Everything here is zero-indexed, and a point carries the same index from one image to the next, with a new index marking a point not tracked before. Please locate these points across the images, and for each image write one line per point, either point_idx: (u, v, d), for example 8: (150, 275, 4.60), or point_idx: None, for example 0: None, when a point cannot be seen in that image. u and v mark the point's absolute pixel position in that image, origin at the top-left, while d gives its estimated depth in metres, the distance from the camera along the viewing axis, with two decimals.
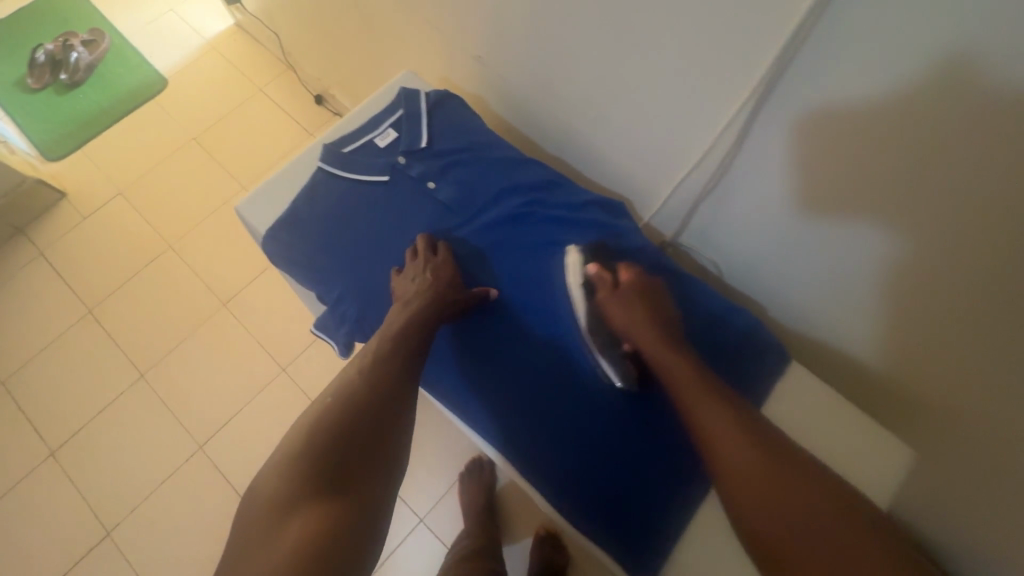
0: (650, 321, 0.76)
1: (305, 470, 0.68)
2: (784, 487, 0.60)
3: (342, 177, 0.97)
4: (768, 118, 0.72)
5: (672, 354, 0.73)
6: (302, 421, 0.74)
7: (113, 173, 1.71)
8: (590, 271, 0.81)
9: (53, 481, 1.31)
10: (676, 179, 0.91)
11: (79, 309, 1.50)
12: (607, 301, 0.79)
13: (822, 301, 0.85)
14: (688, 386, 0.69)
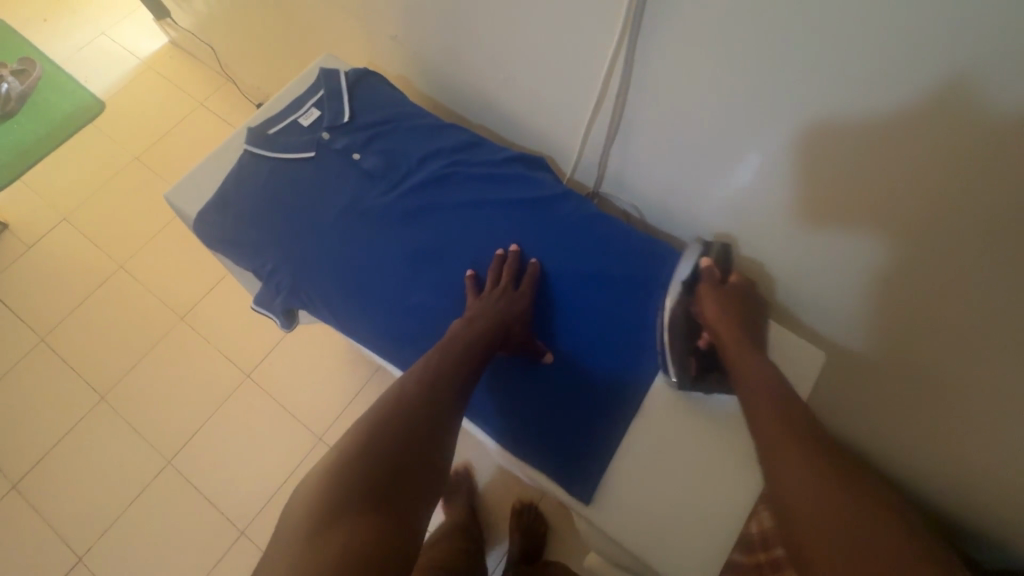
0: (744, 326, 0.65)
1: (348, 478, 0.52)
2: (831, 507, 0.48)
3: (253, 158, 0.77)
4: (665, 42, 0.66)
5: (758, 357, 0.63)
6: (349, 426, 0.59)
7: (52, 200, 1.66)
8: (704, 264, 0.69)
9: (23, 512, 1.33)
10: (585, 126, 0.84)
11: (31, 337, 1.50)
12: (708, 291, 0.67)
13: (759, 235, 0.79)
14: (767, 393, 0.59)
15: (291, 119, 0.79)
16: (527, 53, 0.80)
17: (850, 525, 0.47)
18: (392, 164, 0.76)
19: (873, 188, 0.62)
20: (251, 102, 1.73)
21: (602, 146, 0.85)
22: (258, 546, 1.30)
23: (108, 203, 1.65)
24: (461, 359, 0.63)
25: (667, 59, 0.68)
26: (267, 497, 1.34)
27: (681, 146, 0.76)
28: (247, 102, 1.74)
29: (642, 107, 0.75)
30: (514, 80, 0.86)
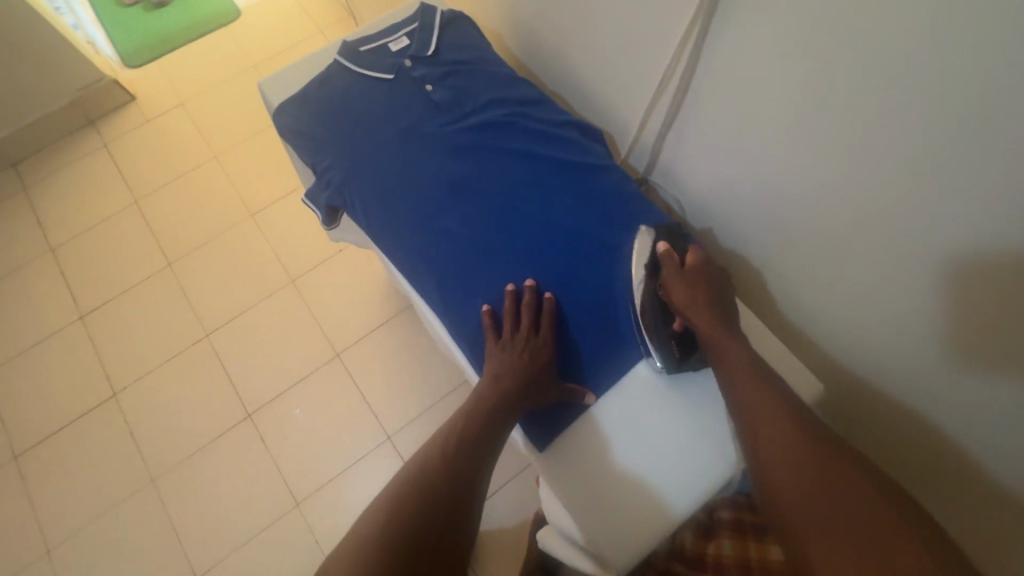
0: (713, 305, 0.69)
1: (373, 551, 0.56)
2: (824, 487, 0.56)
3: (339, 69, 0.84)
4: (736, 36, 0.67)
5: (737, 339, 0.67)
6: (375, 504, 0.63)
7: (175, 86, 1.86)
8: (660, 247, 0.72)
9: (81, 342, 1.52)
10: (649, 109, 0.85)
11: (128, 198, 1.70)
12: (669, 277, 0.70)
13: (786, 243, 0.79)
14: (751, 389, 0.64)
15: (381, 41, 0.85)
16: (612, 26, 0.82)
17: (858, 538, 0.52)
18: (459, 102, 0.81)
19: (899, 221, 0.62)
20: None
21: (658, 133, 0.87)
22: (259, 433, 1.41)
23: (219, 98, 1.83)
24: (483, 415, 0.68)
25: (735, 55, 0.69)
26: (278, 390, 1.45)
27: (732, 144, 0.77)
28: None
29: (702, 98, 0.77)
30: (592, 54, 0.89)
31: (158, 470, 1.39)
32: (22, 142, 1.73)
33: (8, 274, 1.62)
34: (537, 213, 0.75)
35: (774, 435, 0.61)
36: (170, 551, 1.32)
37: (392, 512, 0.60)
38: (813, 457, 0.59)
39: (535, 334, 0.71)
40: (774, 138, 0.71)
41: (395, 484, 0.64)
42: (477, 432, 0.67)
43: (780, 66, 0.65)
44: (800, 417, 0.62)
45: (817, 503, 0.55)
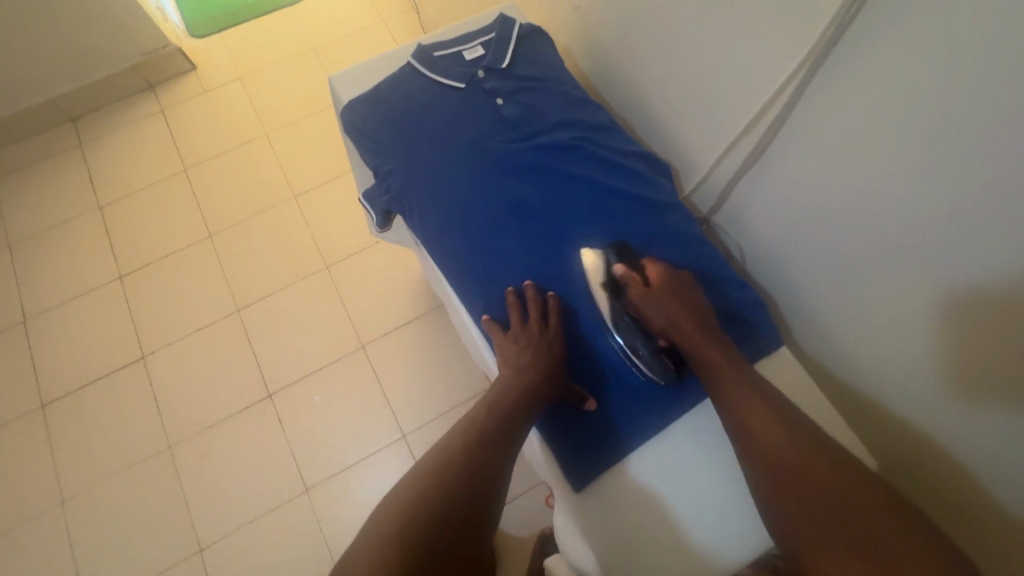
0: (690, 315, 0.68)
1: (391, 554, 0.53)
2: (811, 484, 0.58)
3: (412, 72, 0.83)
4: (838, 90, 0.64)
5: (718, 346, 0.67)
6: (390, 501, 0.60)
7: (235, 60, 1.88)
8: (616, 270, 0.70)
9: (118, 299, 1.56)
10: (722, 150, 0.83)
11: (177, 165, 1.73)
12: (638, 301, 0.68)
13: (849, 313, 0.75)
14: (745, 396, 0.64)
15: (456, 49, 0.84)
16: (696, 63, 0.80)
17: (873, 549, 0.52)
18: (528, 120, 0.79)
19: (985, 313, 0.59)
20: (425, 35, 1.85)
21: (730, 175, 0.84)
22: (277, 414, 1.43)
23: (277, 77, 1.85)
24: (504, 415, 0.66)
25: (834, 109, 0.66)
26: (300, 374, 1.46)
27: (809, 199, 0.74)
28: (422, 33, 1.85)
29: (785, 147, 0.74)
30: (673, 86, 0.87)
31: (176, 437, 1.41)
32: (84, 98, 1.77)
33: (56, 225, 1.66)
34: (595, 242, 0.74)
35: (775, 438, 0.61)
36: (177, 518, 1.34)
37: (408, 523, 0.56)
38: (819, 466, 0.58)
39: (553, 332, 0.70)
40: (858, 201, 0.68)
41: (411, 482, 0.62)
42: (499, 430, 0.65)
43: (881, 130, 0.61)
44: (789, 421, 0.62)
45: (802, 502, 0.57)
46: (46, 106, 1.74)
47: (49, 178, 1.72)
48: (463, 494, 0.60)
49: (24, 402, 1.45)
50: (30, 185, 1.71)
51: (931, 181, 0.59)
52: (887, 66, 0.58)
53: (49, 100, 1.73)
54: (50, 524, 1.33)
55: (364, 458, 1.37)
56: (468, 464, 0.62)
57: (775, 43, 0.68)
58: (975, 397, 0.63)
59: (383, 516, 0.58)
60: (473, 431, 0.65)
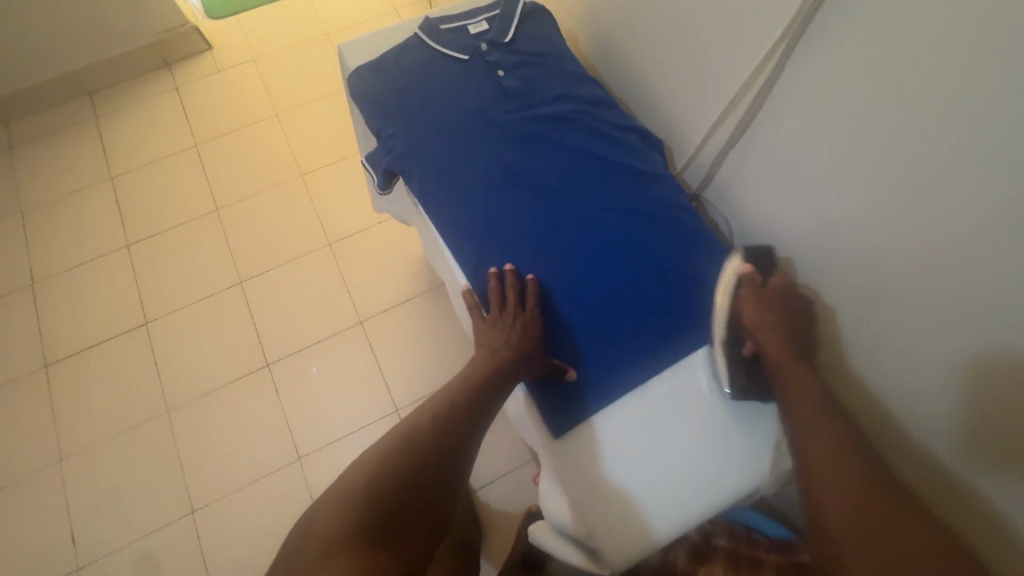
0: (787, 329, 0.68)
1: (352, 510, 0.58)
2: (855, 491, 0.59)
3: (417, 42, 0.86)
4: (819, 64, 0.67)
5: (807, 370, 0.67)
6: (363, 460, 0.66)
7: (249, 42, 1.92)
8: (740, 267, 0.71)
9: (124, 267, 1.59)
10: (711, 128, 0.86)
11: (189, 140, 1.77)
12: (743, 299, 0.70)
13: (827, 284, 0.78)
14: (806, 410, 0.65)
15: (462, 23, 0.87)
16: (690, 43, 0.83)
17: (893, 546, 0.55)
18: (527, 91, 0.82)
19: (949, 279, 0.61)
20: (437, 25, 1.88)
21: (718, 151, 0.87)
22: (273, 384, 1.45)
23: (290, 59, 1.89)
24: (475, 390, 0.70)
25: (814, 81, 0.69)
26: (298, 347, 1.49)
27: (791, 173, 0.77)
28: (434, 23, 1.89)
29: (770, 124, 0.77)
30: (667, 65, 0.90)
31: (174, 402, 1.44)
32: (102, 72, 1.82)
33: (68, 195, 1.70)
34: (585, 207, 0.76)
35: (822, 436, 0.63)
36: (171, 481, 1.36)
37: (373, 483, 0.61)
38: (850, 464, 0.61)
39: (528, 312, 0.73)
40: (836, 172, 0.70)
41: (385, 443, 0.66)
42: (469, 405, 0.69)
43: (860, 102, 0.64)
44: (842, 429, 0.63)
45: (839, 507, 0.58)
46: (65, 78, 1.78)
47: (63, 148, 1.76)
48: (417, 468, 0.63)
49: (28, 364, 1.48)
50: (45, 155, 1.75)
51: (903, 151, 0.61)
52: (863, 37, 0.61)
53: (66, 74, 1.77)
54: (47, 482, 1.36)
55: (356, 430, 1.40)
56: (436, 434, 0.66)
57: (761, 18, 0.71)
58: (936, 359, 0.65)
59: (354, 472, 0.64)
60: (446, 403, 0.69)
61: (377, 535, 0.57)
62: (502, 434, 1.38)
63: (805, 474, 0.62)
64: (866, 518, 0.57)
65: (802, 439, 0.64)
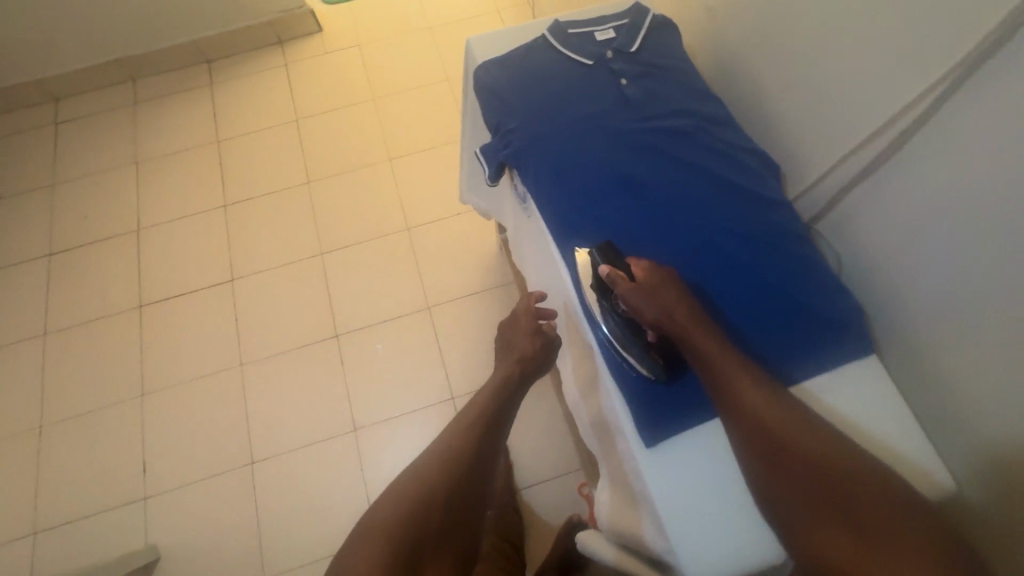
0: (670, 307, 0.70)
1: (417, 504, 0.71)
2: (794, 465, 0.62)
3: (545, 44, 0.88)
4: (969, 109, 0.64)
5: (708, 336, 0.69)
6: (419, 457, 0.78)
7: (358, 28, 2.02)
8: (603, 271, 0.72)
9: (218, 224, 1.70)
10: (834, 160, 0.83)
11: (291, 114, 1.87)
12: (627, 298, 0.70)
13: (949, 339, 0.73)
14: (724, 381, 0.67)
15: (589, 29, 0.89)
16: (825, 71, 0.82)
17: (870, 534, 0.57)
18: (650, 101, 0.83)
19: None
20: None
21: (842, 184, 0.83)
22: (340, 354, 1.51)
23: (393, 49, 1.97)
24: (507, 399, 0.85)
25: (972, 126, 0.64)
26: (367, 323, 1.55)
27: (919, 216, 0.73)
28: None
29: (904, 162, 0.74)
30: (799, 91, 0.87)
31: (248, 357, 1.52)
32: (223, 44, 1.96)
33: (179, 151, 1.83)
34: (695, 221, 0.76)
35: (750, 428, 0.65)
36: (237, 431, 1.44)
37: (432, 482, 0.73)
38: (779, 437, 0.64)
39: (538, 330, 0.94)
40: (977, 224, 0.66)
41: (438, 443, 0.79)
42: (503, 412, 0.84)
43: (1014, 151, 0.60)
44: (765, 390, 0.66)
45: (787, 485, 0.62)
46: (190, 45, 1.93)
47: (180, 108, 1.91)
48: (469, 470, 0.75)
49: (127, 300, 1.61)
50: (165, 112, 1.90)
51: None
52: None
53: (193, 41, 1.92)
54: (128, 412, 1.47)
55: (413, 410, 1.44)
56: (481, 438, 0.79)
57: (920, 52, 0.68)
58: None
59: (414, 469, 0.76)
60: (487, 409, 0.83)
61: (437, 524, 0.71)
62: (552, 439, 1.37)
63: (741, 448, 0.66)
64: (812, 491, 0.61)
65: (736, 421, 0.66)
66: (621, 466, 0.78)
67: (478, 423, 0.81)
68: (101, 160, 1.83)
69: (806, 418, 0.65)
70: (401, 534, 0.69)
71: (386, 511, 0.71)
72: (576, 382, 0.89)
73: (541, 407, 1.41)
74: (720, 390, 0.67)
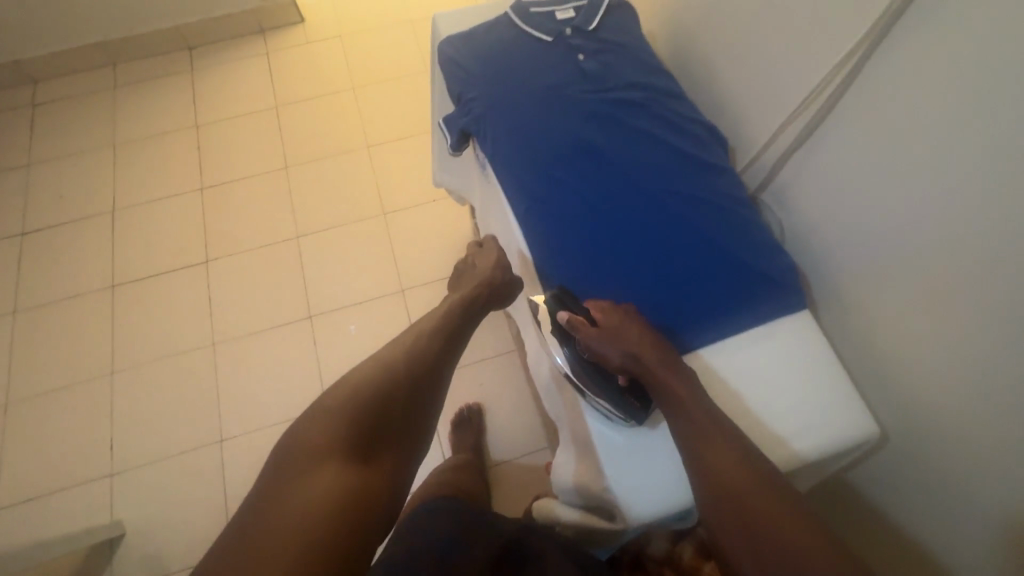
0: (631, 353, 0.70)
1: (380, 393, 0.76)
2: (754, 534, 0.60)
3: (507, 20, 0.92)
4: (891, 78, 0.70)
5: (670, 384, 0.69)
6: (377, 356, 0.82)
7: (339, 20, 2.05)
8: (563, 318, 0.74)
9: (194, 207, 1.71)
10: (776, 131, 0.88)
11: (270, 102, 1.89)
12: (592, 345, 0.71)
13: (879, 294, 0.78)
14: (687, 432, 0.67)
15: (550, 8, 0.93)
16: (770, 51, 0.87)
17: None
18: (605, 74, 0.87)
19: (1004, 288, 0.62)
20: None
21: (783, 154, 0.88)
22: (313, 334, 1.53)
23: (372, 40, 2.00)
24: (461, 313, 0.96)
25: (892, 91, 0.70)
26: (341, 304, 1.56)
27: (849, 180, 0.78)
28: None
29: (836, 131, 0.79)
30: (748, 71, 0.92)
31: (220, 337, 1.53)
32: (203, 31, 1.97)
33: (157, 135, 1.84)
34: (645, 188, 0.80)
35: (715, 477, 0.64)
36: (207, 409, 1.44)
37: (392, 375, 0.78)
38: (740, 501, 0.62)
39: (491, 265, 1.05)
40: (898, 182, 0.71)
41: (397, 347, 0.84)
42: (457, 322, 0.94)
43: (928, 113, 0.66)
44: (730, 448, 0.65)
45: (748, 556, 0.60)
46: (170, 32, 1.94)
47: (158, 94, 1.91)
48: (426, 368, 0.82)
49: (98, 280, 1.60)
50: (143, 97, 1.91)
51: (966, 163, 0.63)
52: (946, 47, 0.63)
53: (174, 27, 1.93)
54: (97, 389, 1.47)
55: None
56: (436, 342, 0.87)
57: (848, 24, 0.73)
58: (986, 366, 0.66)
59: (373, 365, 0.79)
60: (442, 319, 0.92)
61: (398, 412, 0.76)
62: (523, 418, 1.43)
63: (704, 511, 0.64)
64: (774, 565, 0.58)
65: (699, 477, 0.65)
66: (571, 414, 0.82)
67: (434, 330, 0.89)
68: (77, 143, 1.82)
69: (772, 482, 0.63)
70: (362, 419, 0.73)
71: (350, 398, 0.74)
72: (535, 342, 0.92)
73: (513, 388, 1.47)
74: (687, 432, 0.67)
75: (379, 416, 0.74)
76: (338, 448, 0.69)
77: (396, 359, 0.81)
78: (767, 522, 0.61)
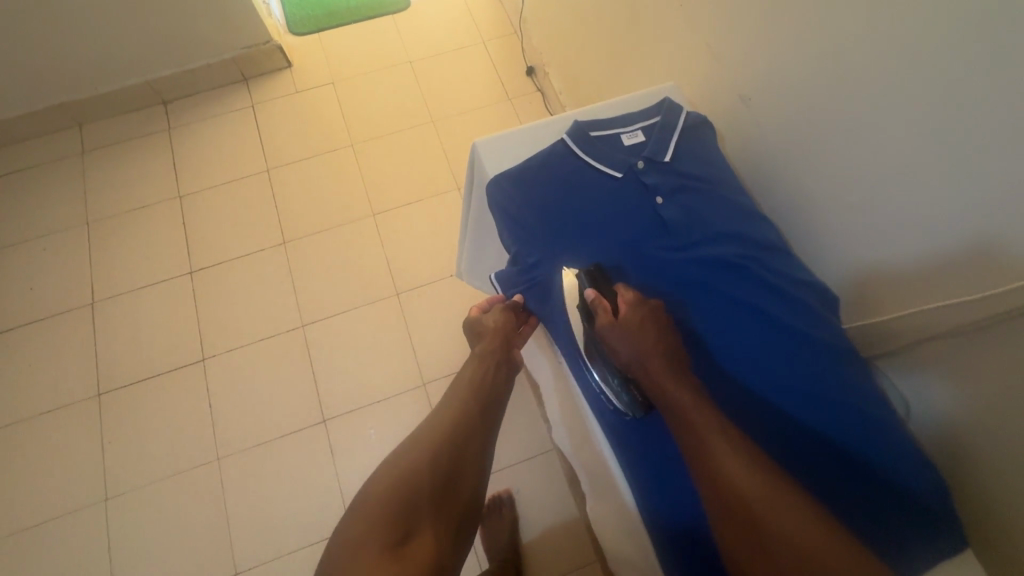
0: (649, 348, 0.65)
1: (417, 471, 0.73)
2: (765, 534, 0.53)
3: (564, 149, 0.78)
4: None
5: (683, 380, 0.62)
6: (413, 432, 0.80)
7: (331, 63, 1.85)
8: (588, 295, 0.69)
9: (183, 293, 1.54)
10: (921, 306, 0.76)
11: (260, 164, 1.70)
12: (605, 331, 0.67)
13: None
14: (696, 423, 0.59)
15: (615, 132, 0.80)
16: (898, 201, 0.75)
17: None
18: (689, 222, 0.73)
19: None
20: (541, 92, 1.80)
21: (928, 327, 0.75)
22: (327, 442, 1.38)
23: (370, 86, 1.81)
24: (494, 368, 0.89)
25: None
26: (356, 405, 1.41)
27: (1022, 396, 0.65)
28: (536, 87, 1.80)
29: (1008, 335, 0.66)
30: (868, 211, 0.80)
31: (225, 450, 1.37)
32: (178, 83, 1.76)
33: (135, 210, 1.64)
34: (754, 383, 0.67)
35: (715, 483, 0.56)
36: (216, 536, 1.30)
37: (430, 453, 0.75)
38: (750, 496, 0.54)
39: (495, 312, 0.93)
40: None
41: (432, 419, 0.81)
42: (492, 381, 0.88)
43: None
44: (742, 448, 0.57)
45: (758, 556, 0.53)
46: (142, 87, 1.73)
47: (132, 158, 1.71)
48: (463, 441, 0.78)
49: (83, 387, 1.43)
50: (116, 163, 1.70)
51: None
52: None
53: (146, 81, 1.72)
54: (91, 519, 1.31)
55: None
56: (473, 410, 0.82)
57: None
58: None
59: (411, 441, 0.77)
60: (474, 380, 0.87)
61: (437, 492, 0.73)
62: (566, 530, 1.30)
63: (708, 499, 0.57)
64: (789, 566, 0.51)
65: (702, 471, 0.57)
66: None
67: (470, 394, 0.84)
68: (45, 222, 1.63)
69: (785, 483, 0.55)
70: (399, 504, 0.69)
71: (386, 480, 0.72)
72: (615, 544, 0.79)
73: (554, 494, 1.34)
74: (685, 436, 0.60)
75: (417, 497, 0.71)
76: (377, 534, 0.66)
77: (433, 434, 0.78)
78: (781, 522, 0.53)
